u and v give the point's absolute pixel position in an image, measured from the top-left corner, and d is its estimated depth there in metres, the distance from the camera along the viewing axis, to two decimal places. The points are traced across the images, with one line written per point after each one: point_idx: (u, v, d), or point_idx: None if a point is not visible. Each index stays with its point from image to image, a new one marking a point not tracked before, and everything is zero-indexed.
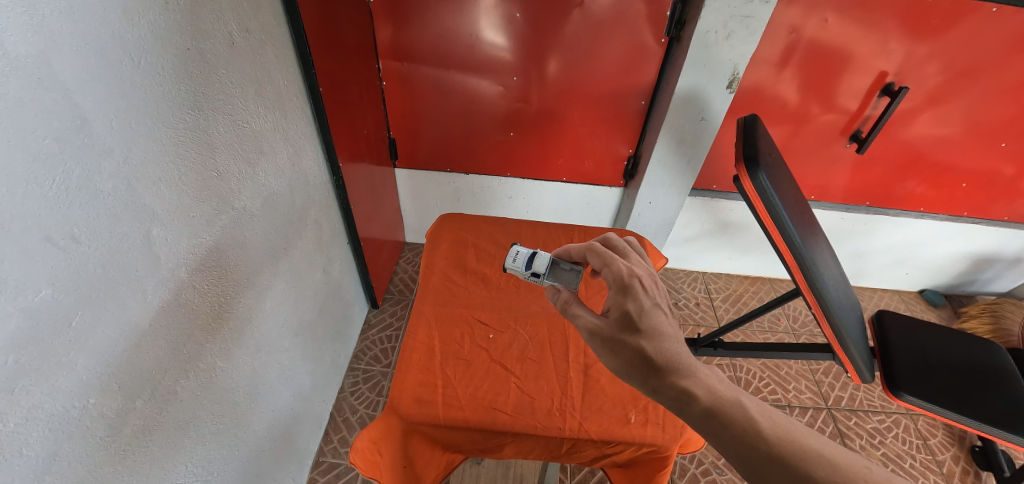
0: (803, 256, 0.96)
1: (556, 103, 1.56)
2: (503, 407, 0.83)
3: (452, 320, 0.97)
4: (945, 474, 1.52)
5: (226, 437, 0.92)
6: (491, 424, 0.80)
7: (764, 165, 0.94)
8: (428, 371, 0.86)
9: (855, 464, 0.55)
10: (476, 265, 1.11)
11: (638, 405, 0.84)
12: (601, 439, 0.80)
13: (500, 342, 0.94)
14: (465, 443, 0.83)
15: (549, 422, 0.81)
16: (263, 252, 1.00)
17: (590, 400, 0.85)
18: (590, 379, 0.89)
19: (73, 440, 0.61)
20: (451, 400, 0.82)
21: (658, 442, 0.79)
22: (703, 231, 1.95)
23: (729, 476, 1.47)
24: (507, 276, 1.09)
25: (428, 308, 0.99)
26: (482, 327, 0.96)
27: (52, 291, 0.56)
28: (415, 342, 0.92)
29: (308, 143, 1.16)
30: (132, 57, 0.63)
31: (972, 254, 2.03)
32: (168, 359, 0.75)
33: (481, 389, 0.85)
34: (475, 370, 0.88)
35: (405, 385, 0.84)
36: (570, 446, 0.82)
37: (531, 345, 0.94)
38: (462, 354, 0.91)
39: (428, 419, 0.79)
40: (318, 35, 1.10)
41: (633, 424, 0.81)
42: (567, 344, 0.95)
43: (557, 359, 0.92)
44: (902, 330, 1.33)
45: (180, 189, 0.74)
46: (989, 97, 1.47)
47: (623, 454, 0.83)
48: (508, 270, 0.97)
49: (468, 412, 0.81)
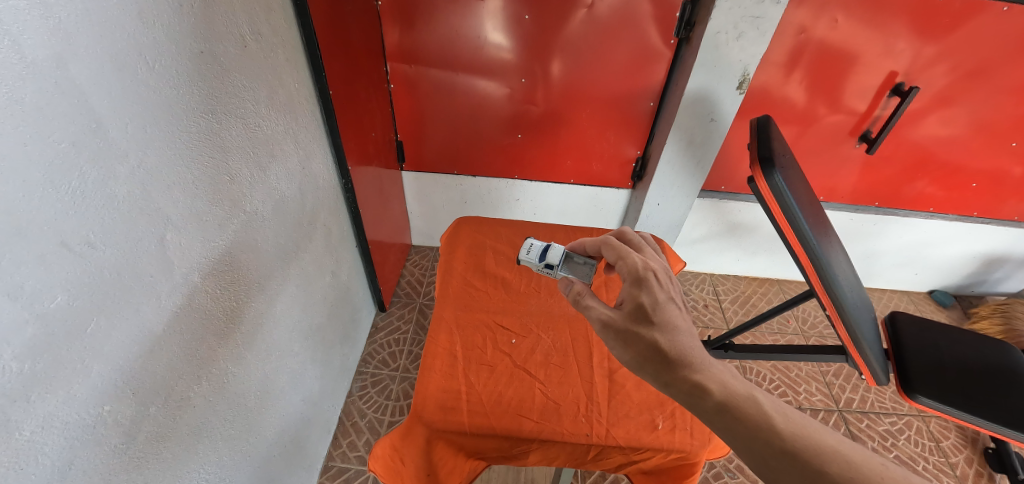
0: (819, 257, 0.95)
1: (564, 104, 1.56)
2: (529, 414, 0.82)
3: (472, 325, 0.96)
4: (959, 476, 1.51)
5: (238, 442, 0.91)
6: (517, 431, 0.79)
7: (779, 166, 0.94)
8: (451, 377, 0.85)
9: (870, 461, 0.54)
10: (491, 269, 1.10)
11: (665, 410, 0.83)
12: (629, 445, 0.79)
13: (522, 347, 0.93)
14: (489, 450, 0.82)
15: (575, 429, 0.81)
16: (274, 256, 0.99)
17: (616, 406, 0.84)
18: (615, 384, 0.87)
19: (88, 448, 0.60)
20: (475, 406, 0.82)
21: (687, 448, 0.78)
22: (711, 232, 1.94)
23: (741, 480, 1.44)
24: (523, 280, 1.08)
25: (448, 313, 0.98)
26: (505, 332, 0.96)
27: (67, 297, 0.55)
28: (435, 347, 0.91)
29: (319, 147, 1.15)
30: (147, 61, 0.63)
31: (982, 254, 2.02)
32: (182, 365, 0.74)
33: (505, 395, 0.84)
34: (498, 376, 0.87)
35: (427, 392, 0.83)
36: (597, 453, 0.81)
37: (553, 351, 0.94)
38: (485, 360, 0.90)
39: (453, 427, 0.78)
40: (327, 38, 1.10)
41: (661, 430, 0.81)
42: (590, 349, 0.94)
43: (581, 364, 0.91)
44: (915, 332, 1.32)
45: (193, 193, 0.73)
46: (999, 97, 1.46)
47: (650, 461, 0.82)
48: (521, 262, 0.95)
49: (494, 419, 0.80)
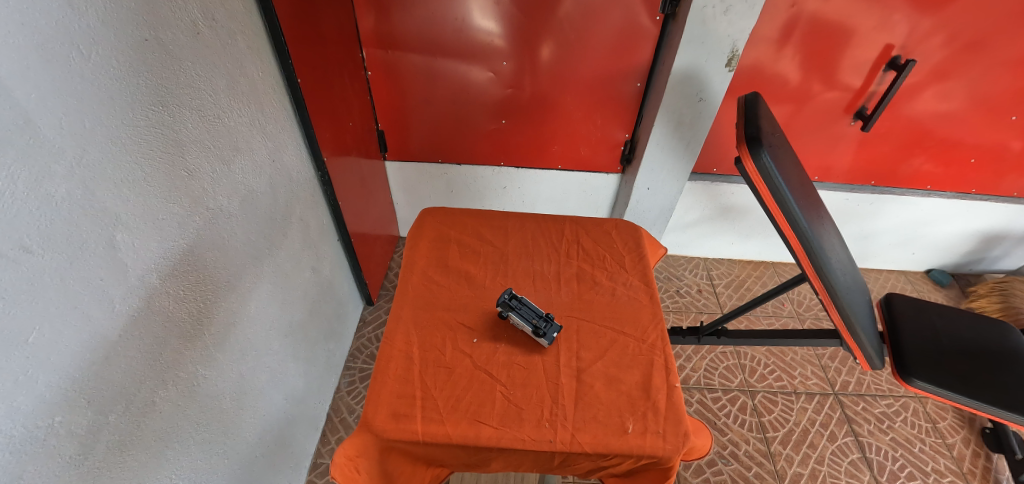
0: (809, 240, 0.92)
1: (549, 88, 1.51)
2: (488, 419, 0.77)
3: (433, 323, 0.91)
4: (956, 458, 1.49)
5: (214, 446, 0.89)
6: (475, 440, 0.75)
7: (766, 144, 0.89)
8: (407, 381, 0.82)
9: None
10: (459, 261, 1.05)
11: (635, 413, 0.80)
12: (596, 452, 0.76)
13: (484, 346, 0.89)
14: (448, 458, 0.80)
15: (538, 435, 0.76)
16: (245, 253, 0.96)
17: (583, 409, 0.80)
18: (583, 385, 0.84)
19: (38, 462, 0.57)
20: (431, 412, 0.78)
21: (659, 454, 0.76)
22: (703, 216, 1.90)
23: (735, 466, 1.43)
24: (491, 273, 1.03)
25: (408, 310, 0.94)
26: (466, 330, 0.91)
27: (3, 307, 0.51)
28: (392, 348, 0.87)
29: (290, 138, 1.11)
30: (82, 50, 0.58)
31: (980, 232, 1.99)
32: (144, 370, 0.71)
33: (464, 399, 0.80)
34: (457, 379, 0.83)
35: (381, 397, 0.79)
36: (563, 459, 0.78)
37: (517, 348, 0.89)
38: (443, 361, 0.85)
39: (405, 436, 0.75)
40: (294, 24, 1.05)
41: (631, 434, 0.77)
42: (558, 345, 0.90)
43: (547, 363, 0.87)
44: (912, 313, 1.28)
45: (145, 191, 0.69)
46: (999, 68, 1.41)
47: (621, 465, 0.80)
48: (522, 316, 0.89)
49: (449, 426, 0.76)
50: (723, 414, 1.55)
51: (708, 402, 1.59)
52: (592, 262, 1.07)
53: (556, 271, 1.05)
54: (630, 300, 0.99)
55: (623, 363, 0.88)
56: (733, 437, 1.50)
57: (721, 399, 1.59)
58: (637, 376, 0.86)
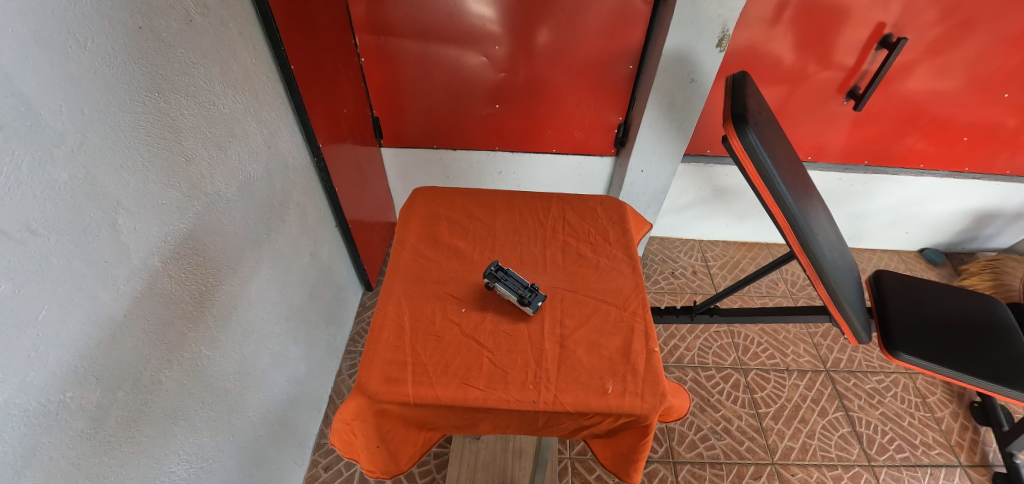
0: (795, 216, 0.93)
1: (542, 72, 1.51)
2: (475, 382, 0.80)
3: (425, 297, 0.94)
4: (944, 431, 1.53)
5: (220, 424, 0.92)
6: (462, 401, 0.78)
7: (753, 122, 0.90)
8: (398, 349, 0.84)
9: None
10: (449, 238, 1.07)
11: (615, 375, 0.83)
12: (577, 411, 0.79)
13: (472, 315, 0.91)
14: (439, 420, 0.83)
15: (522, 396, 0.79)
16: (243, 237, 0.98)
17: (566, 372, 0.83)
18: (566, 350, 0.86)
19: (52, 433, 0.60)
20: (421, 377, 0.81)
21: (637, 412, 0.79)
22: (698, 198, 1.92)
23: (727, 441, 1.46)
24: (479, 250, 1.05)
25: (399, 285, 0.96)
26: (457, 302, 0.93)
27: (12, 286, 0.54)
28: (384, 319, 0.89)
29: (285, 124, 1.12)
30: (79, 38, 0.60)
31: (973, 211, 2.00)
32: (149, 349, 0.74)
33: (453, 364, 0.83)
34: (446, 346, 0.85)
35: (374, 364, 0.82)
36: (547, 419, 0.81)
37: (504, 317, 0.91)
38: (433, 330, 0.88)
39: (396, 398, 0.78)
40: (286, 10, 1.05)
41: (611, 394, 0.80)
42: (544, 314, 0.92)
43: (533, 331, 0.89)
44: (900, 289, 1.30)
45: (144, 176, 0.71)
46: (992, 46, 1.42)
47: (601, 425, 0.83)
48: (507, 286, 0.91)
49: (438, 389, 0.79)
50: (716, 392, 1.58)
51: (701, 380, 1.62)
52: (578, 238, 1.09)
53: (542, 247, 1.07)
54: (615, 273, 1.01)
55: (605, 330, 0.90)
56: (726, 413, 1.53)
57: (714, 377, 1.62)
58: (618, 342, 0.88)
